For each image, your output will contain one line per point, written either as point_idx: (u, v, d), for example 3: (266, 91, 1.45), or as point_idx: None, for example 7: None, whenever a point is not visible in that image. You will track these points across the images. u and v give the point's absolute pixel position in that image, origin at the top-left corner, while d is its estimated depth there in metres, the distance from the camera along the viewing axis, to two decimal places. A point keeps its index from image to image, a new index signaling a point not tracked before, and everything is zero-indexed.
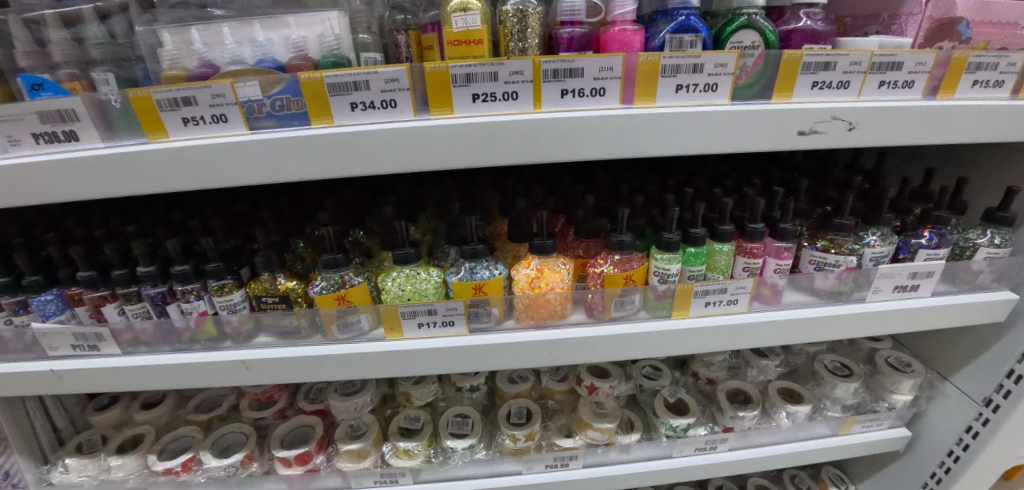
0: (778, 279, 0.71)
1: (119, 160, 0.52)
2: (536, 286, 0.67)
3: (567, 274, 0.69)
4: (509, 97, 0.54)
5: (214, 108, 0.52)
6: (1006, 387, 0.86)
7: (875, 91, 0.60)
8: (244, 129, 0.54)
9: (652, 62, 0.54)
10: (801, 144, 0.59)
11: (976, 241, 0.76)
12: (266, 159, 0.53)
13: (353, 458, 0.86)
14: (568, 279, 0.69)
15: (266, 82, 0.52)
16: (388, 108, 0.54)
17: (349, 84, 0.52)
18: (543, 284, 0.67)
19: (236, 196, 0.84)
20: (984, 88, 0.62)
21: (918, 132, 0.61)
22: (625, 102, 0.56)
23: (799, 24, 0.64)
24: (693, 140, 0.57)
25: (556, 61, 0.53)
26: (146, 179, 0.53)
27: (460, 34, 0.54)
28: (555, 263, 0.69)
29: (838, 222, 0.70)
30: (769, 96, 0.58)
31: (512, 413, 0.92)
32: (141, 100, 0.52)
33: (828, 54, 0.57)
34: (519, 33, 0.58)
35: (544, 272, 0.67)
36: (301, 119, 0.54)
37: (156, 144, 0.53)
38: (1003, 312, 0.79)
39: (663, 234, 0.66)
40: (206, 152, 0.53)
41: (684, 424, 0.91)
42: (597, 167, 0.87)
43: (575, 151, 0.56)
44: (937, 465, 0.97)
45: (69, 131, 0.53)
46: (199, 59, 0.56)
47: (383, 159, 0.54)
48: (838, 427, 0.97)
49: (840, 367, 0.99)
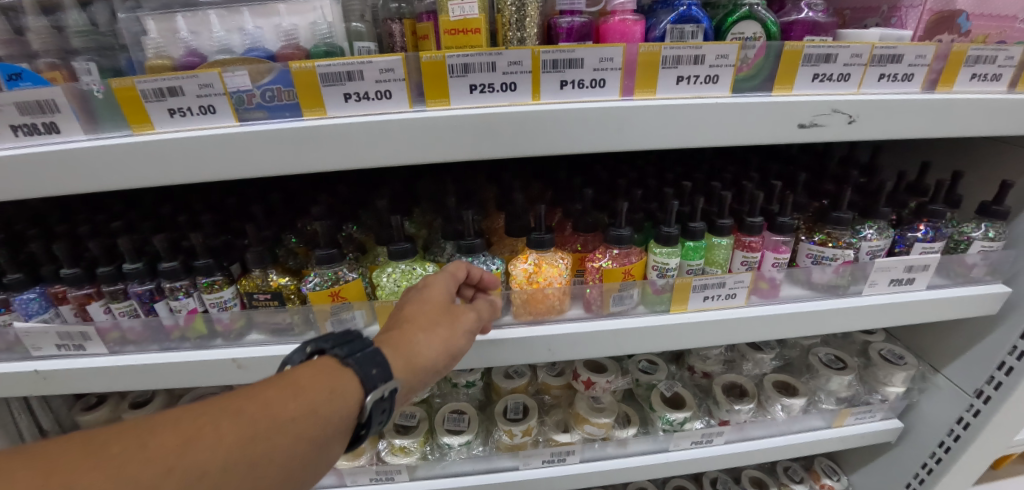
0: (776, 273, 0.71)
1: (102, 153, 0.51)
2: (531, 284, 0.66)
3: (565, 268, 0.68)
4: (507, 88, 0.53)
5: (201, 99, 0.51)
6: (998, 378, 0.87)
7: (874, 84, 0.59)
8: (233, 121, 0.52)
9: (652, 53, 0.53)
10: (801, 137, 0.58)
11: (970, 234, 0.77)
12: (257, 151, 0.52)
13: (348, 455, 0.85)
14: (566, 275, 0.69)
15: (255, 71, 0.50)
16: (383, 99, 0.52)
17: (342, 74, 0.51)
18: (541, 279, 0.66)
19: (226, 189, 0.82)
20: (982, 82, 0.62)
21: (917, 126, 0.61)
22: (625, 93, 0.55)
23: (800, 15, 0.63)
24: (693, 133, 0.56)
25: (556, 52, 0.52)
26: (131, 174, 0.52)
27: (457, 23, 0.52)
28: (553, 257, 0.68)
29: (836, 215, 0.71)
30: (769, 89, 0.58)
31: (508, 409, 0.91)
32: (125, 90, 0.50)
33: (829, 46, 0.56)
34: (517, 22, 0.57)
35: (542, 267, 0.67)
36: (292, 110, 0.52)
37: (141, 136, 0.51)
38: (995, 305, 0.80)
39: (662, 228, 0.66)
40: (194, 145, 0.51)
41: (681, 418, 0.91)
42: (594, 160, 0.86)
43: (573, 145, 0.55)
44: (928, 456, 0.98)
45: (49, 123, 0.51)
46: (185, 47, 0.54)
47: (379, 151, 0.53)
48: (832, 419, 0.97)
49: (834, 360, 0.99)
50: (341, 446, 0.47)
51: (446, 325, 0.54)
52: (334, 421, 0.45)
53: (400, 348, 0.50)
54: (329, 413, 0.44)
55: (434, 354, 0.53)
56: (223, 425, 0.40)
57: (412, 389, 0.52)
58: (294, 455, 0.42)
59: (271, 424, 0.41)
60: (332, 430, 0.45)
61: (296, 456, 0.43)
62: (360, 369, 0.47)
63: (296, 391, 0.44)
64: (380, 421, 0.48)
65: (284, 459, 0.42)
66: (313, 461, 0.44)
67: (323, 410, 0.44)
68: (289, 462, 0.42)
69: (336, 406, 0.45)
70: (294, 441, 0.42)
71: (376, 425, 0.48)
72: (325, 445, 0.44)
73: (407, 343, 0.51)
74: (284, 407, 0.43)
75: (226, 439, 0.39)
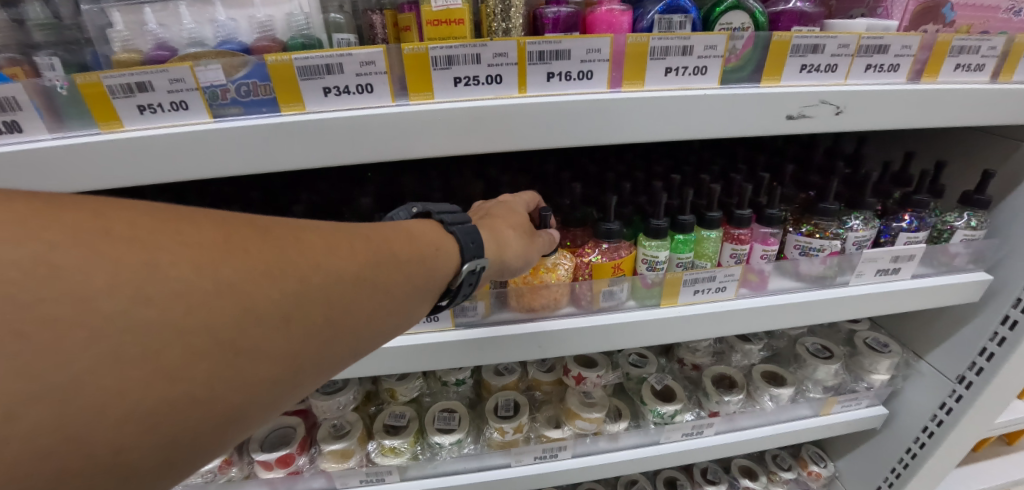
0: (766, 265, 0.71)
1: (67, 153, 0.48)
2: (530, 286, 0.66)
3: (565, 272, 0.67)
4: (493, 80, 0.52)
5: (173, 94, 0.48)
6: (978, 364, 0.88)
7: (861, 75, 0.59)
8: (207, 117, 0.50)
9: (641, 44, 0.52)
10: (789, 129, 0.58)
11: (953, 224, 0.78)
12: (234, 149, 0.50)
13: (338, 458, 0.83)
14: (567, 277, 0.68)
15: (229, 65, 0.48)
16: (365, 93, 0.51)
17: (321, 67, 0.49)
18: (538, 280, 0.65)
19: (203, 188, 0.79)
20: (965, 72, 0.63)
21: (903, 116, 0.61)
22: (612, 85, 0.54)
23: (788, 5, 0.63)
24: (681, 126, 0.55)
25: (542, 43, 0.50)
26: (102, 174, 0.49)
27: (439, 13, 0.50)
28: (556, 260, 0.66)
29: (823, 206, 0.70)
30: (757, 80, 0.57)
31: (499, 406, 0.91)
32: (91, 86, 0.47)
33: (817, 36, 0.56)
34: (502, 13, 0.55)
35: (541, 270, 0.65)
36: (270, 106, 0.50)
37: (110, 134, 0.49)
38: (977, 293, 0.81)
39: (652, 222, 0.65)
40: (167, 142, 0.49)
41: (672, 411, 0.91)
42: (582, 154, 0.85)
43: (561, 138, 0.54)
44: (912, 441, 1.00)
45: (10, 121, 0.48)
46: (154, 40, 0.52)
47: (361, 147, 0.51)
48: (820, 407, 0.98)
49: (820, 349, 1.00)
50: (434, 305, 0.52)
51: (526, 235, 0.59)
52: (435, 275, 0.50)
53: (488, 238, 0.55)
54: (433, 267, 0.50)
55: (517, 250, 0.58)
56: (357, 247, 0.44)
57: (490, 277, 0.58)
58: (403, 292, 0.47)
59: (393, 258, 0.46)
60: (432, 280, 0.50)
61: (408, 294, 0.47)
62: (462, 238, 0.52)
63: (409, 239, 0.49)
64: (464, 295, 0.54)
65: (396, 292, 0.46)
66: (415, 309, 0.49)
67: (428, 263, 0.49)
68: (399, 296, 0.46)
69: (440, 261, 0.50)
70: (406, 278, 0.47)
71: (462, 293, 0.54)
72: (425, 293, 0.49)
73: (496, 234, 0.56)
74: (401, 248, 0.48)
75: (359, 257, 0.44)
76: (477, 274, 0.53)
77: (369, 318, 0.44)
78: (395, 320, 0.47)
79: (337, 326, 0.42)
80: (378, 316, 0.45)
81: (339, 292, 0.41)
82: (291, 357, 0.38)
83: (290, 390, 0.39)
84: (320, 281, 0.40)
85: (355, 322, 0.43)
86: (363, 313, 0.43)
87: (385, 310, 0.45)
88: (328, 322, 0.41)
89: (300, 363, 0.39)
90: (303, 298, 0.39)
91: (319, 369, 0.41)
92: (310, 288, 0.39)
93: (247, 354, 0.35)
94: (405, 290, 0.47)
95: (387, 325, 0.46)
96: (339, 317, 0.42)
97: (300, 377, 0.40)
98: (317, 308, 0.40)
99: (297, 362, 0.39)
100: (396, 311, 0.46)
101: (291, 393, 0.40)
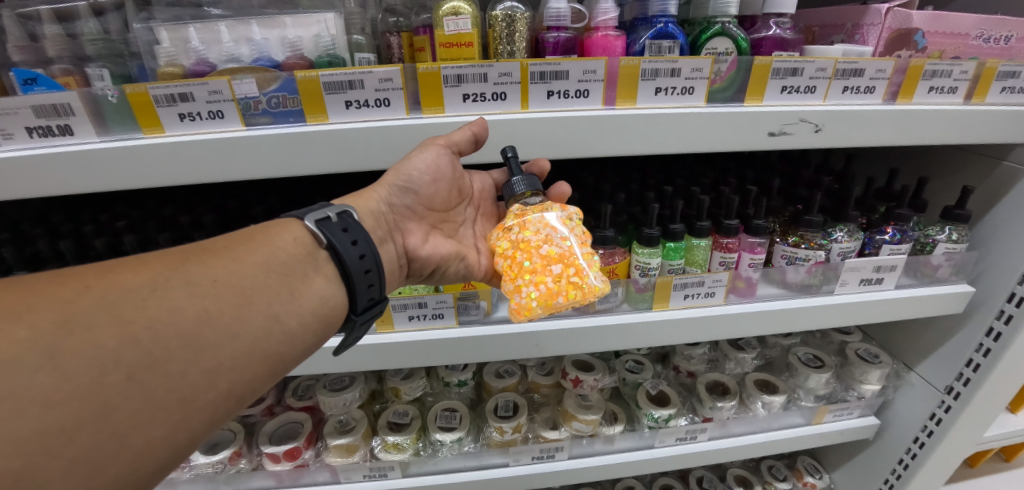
0: (752, 273, 0.75)
1: (116, 156, 0.53)
2: (524, 254, 0.57)
3: (561, 219, 0.59)
4: (498, 97, 0.57)
5: (211, 104, 0.54)
6: (965, 375, 0.91)
7: (839, 96, 0.64)
8: (240, 125, 0.55)
9: (633, 66, 0.57)
10: (772, 144, 0.63)
11: (936, 237, 0.82)
12: (262, 154, 0.55)
13: (342, 452, 0.87)
14: (573, 240, 0.58)
15: (262, 80, 0.54)
16: (381, 106, 0.56)
17: (344, 83, 0.54)
18: (529, 235, 0.57)
19: (225, 191, 0.84)
20: (939, 94, 0.67)
21: (880, 134, 0.65)
22: (607, 103, 0.59)
23: (768, 32, 0.68)
24: (668, 141, 0.60)
25: (543, 64, 0.56)
26: (142, 176, 0.55)
27: (451, 37, 0.56)
28: (546, 206, 0.60)
29: (807, 218, 0.75)
30: (741, 100, 0.62)
31: (499, 406, 0.94)
32: (138, 95, 0.53)
33: (796, 61, 0.61)
34: (507, 37, 0.60)
35: (528, 220, 0.58)
36: (296, 116, 0.56)
37: (152, 138, 0.54)
38: (960, 304, 0.84)
39: (644, 230, 0.70)
40: (204, 148, 0.54)
41: (666, 415, 0.95)
42: (584, 166, 0.89)
43: (560, 150, 0.59)
44: (903, 451, 1.02)
45: (64, 125, 0.53)
46: (196, 57, 0.57)
47: (380, 154, 0.57)
48: (811, 416, 1.01)
49: (812, 359, 1.03)
50: (305, 285, 0.52)
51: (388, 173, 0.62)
52: (274, 254, 0.52)
53: (353, 195, 0.62)
54: (269, 246, 0.52)
55: (383, 188, 0.62)
56: (150, 261, 0.46)
57: (377, 222, 0.61)
58: (235, 278, 0.48)
59: (200, 256, 0.49)
60: (271, 259, 0.51)
61: (239, 283, 0.48)
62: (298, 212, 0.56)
63: (235, 240, 0.52)
64: (345, 241, 0.55)
65: (223, 281, 0.48)
66: (262, 294, 0.49)
67: (262, 246, 0.52)
68: (225, 284, 0.47)
69: (278, 237, 0.53)
70: (231, 264, 0.49)
71: (337, 241, 0.55)
72: (269, 273, 0.50)
73: (358, 193, 0.62)
74: (219, 245, 0.51)
75: (150, 267, 0.46)
76: (335, 218, 0.56)
77: (197, 320, 0.45)
78: (239, 312, 0.47)
79: (147, 340, 0.42)
80: (212, 314, 0.45)
81: (125, 302, 0.42)
82: (91, 388, 0.39)
83: (124, 422, 0.40)
84: (91, 302, 0.41)
85: (176, 330, 0.43)
86: (185, 316, 0.44)
87: (220, 304, 0.46)
88: (130, 340, 0.41)
89: (110, 391, 0.40)
90: (72, 326, 0.40)
91: (152, 389, 0.41)
92: (76, 313, 0.40)
93: (20, 398, 0.36)
94: (229, 276, 0.48)
95: (225, 317, 0.46)
96: (143, 330, 0.42)
97: (124, 405, 0.40)
98: (100, 330, 0.40)
99: (103, 390, 0.39)
100: (237, 299, 0.47)
101: (126, 424, 0.40)
